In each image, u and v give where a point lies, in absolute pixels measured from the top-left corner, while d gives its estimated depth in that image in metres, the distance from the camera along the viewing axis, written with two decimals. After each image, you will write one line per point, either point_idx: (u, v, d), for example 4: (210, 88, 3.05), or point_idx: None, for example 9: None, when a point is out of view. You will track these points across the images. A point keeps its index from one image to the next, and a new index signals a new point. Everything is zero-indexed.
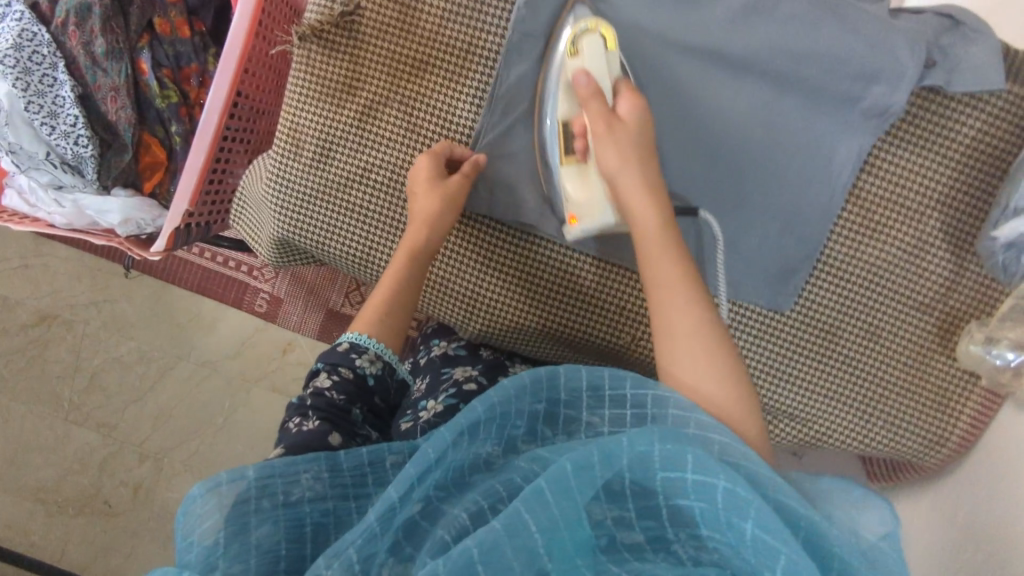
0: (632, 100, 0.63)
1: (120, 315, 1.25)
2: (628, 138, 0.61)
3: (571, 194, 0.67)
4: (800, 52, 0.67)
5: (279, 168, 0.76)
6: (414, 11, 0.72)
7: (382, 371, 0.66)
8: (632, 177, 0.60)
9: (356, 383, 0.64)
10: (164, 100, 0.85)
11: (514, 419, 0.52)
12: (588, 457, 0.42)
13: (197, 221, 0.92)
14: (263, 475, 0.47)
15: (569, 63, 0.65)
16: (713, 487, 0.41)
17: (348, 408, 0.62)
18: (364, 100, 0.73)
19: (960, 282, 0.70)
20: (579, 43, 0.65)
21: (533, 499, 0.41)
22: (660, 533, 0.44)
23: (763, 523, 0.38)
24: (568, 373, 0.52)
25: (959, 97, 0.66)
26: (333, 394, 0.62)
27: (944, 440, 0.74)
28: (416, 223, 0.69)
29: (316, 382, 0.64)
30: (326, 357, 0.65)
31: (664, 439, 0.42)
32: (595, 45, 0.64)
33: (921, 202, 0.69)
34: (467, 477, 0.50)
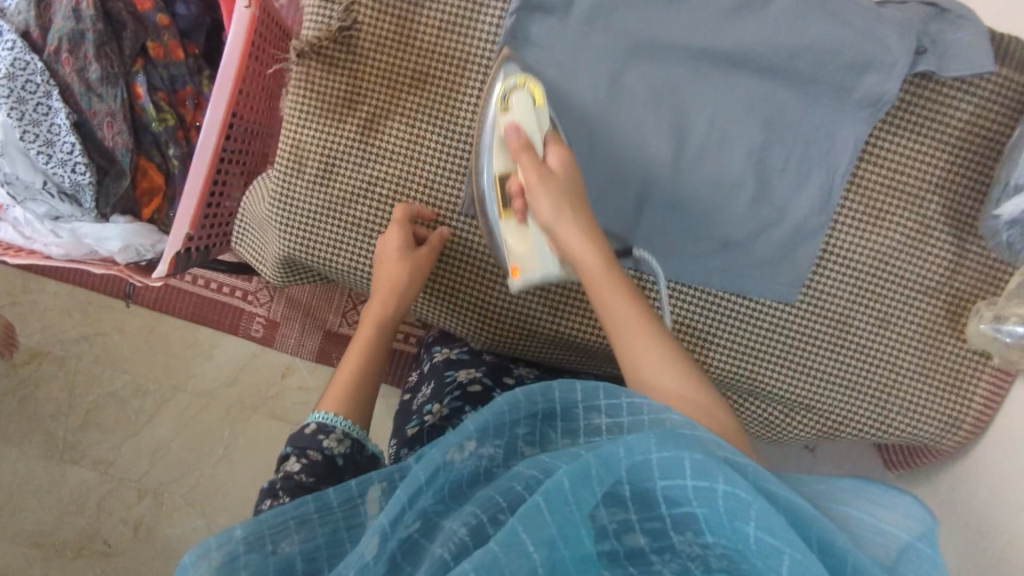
0: (561, 149, 0.64)
1: (113, 348, 1.24)
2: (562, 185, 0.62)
3: (511, 246, 0.68)
4: (793, 46, 0.68)
5: (282, 186, 0.75)
6: (412, 24, 0.72)
7: (351, 450, 0.62)
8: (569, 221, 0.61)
9: (326, 464, 0.59)
10: (161, 123, 0.85)
11: (514, 423, 0.52)
12: (585, 470, 0.43)
13: (196, 245, 0.91)
14: (249, 532, 0.45)
15: (501, 120, 0.67)
16: (713, 490, 0.41)
17: (318, 489, 0.57)
18: (365, 114, 0.73)
19: (964, 264, 0.72)
20: (509, 97, 0.67)
21: (530, 518, 0.41)
22: (665, 539, 0.44)
23: (767, 527, 0.39)
24: (563, 385, 0.52)
25: (949, 81, 0.68)
26: (303, 477, 0.57)
27: (960, 422, 0.75)
28: (383, 294, 0.71)
29: (285, 468, 0.59)
30: (293, 442, 0.61)
31: (660, 446, 0.42)
32: (524, 100, 0.66)
33: (920, 186, 0.70)
34: (465, 488, 0.49)
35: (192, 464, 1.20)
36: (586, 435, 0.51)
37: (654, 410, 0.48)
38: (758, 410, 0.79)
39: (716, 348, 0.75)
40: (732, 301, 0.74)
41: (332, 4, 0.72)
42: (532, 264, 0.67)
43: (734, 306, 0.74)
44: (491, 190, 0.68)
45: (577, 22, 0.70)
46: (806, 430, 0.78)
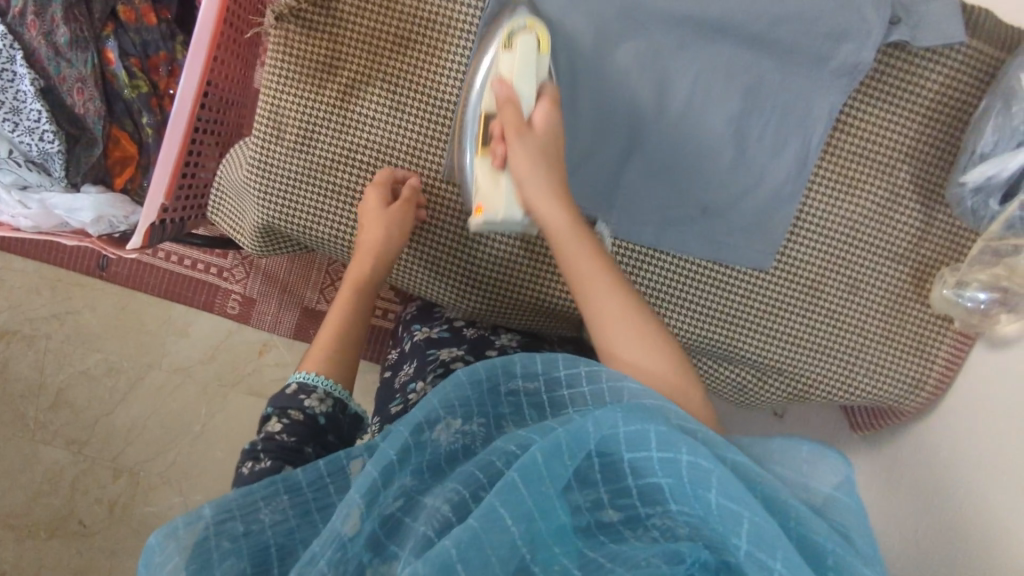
0: (551, 109, 0.66)
1: (84, 326, 1.21)
2: (541, 144, 0.64)
3: (478, 184, 0.67)
4: (773, 14, 0.69)
5: (260, 153, 0.75)
6: None
7: (333, 409, 0.63)
8: (542, 181, 0.63)
9: (308, 424, 0.60)
10: (133, 90, 0.83)
11: (495, 401, 0.54)
12: (558, 445, 0.44)
13: (170, 217, 0.89)
14: (219, 511, 0.45)
15: (502, 57, 0.66)
16: (677, 461, 0.43)
17: (301, 448, 0.58)
18: (346, 79, 0.73)
19: (931, 230, 0.74)
20: (514, 38, 0.66)
21: (507, 495, 0.42)
22: (634, 512, 0.46)
23: (725, 490, 0.41)
24: (523, 358, 0.55)
25: (919, 51, 0.70)
26: (284, 436, 0.58)
27: (924, 381, 0.78)
28: (363, 256, 0.71)
29: (266, 428, 0.60)
30: (275, 402, 0.62)
31: (627, 420, 0.45)
32: (529, 46, 0.65)
33: (890, 155, 0.73)
34: (445, 467, 0.50)
35: (168, 442, 1.19)
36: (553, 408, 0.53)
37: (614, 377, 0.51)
38: (732, 373, 0.82)
39: (693, 313, 0.77)
40: (708, 269, 0.76)
41: None
42: (498, 206, 0.66)
43: (708, 273, 0.76)
44: (475, 127, 0.68)
45: None
46: (778, 393, 0.81)
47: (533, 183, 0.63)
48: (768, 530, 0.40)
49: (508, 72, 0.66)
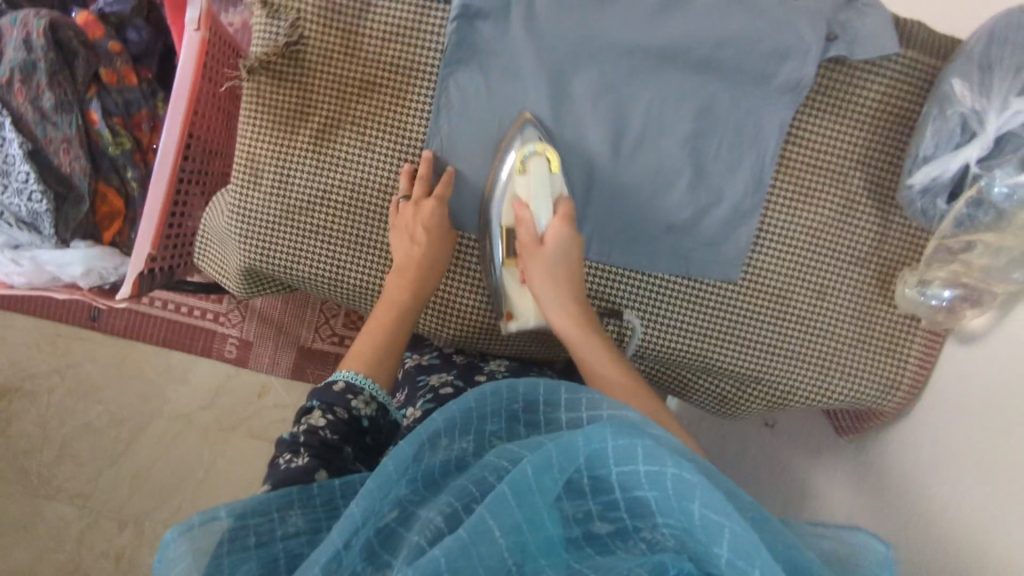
0: (562, 222, 0.72)
1: (85, 380, 1.24)
2: (553, 263, 0.72)
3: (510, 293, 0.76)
4: (716, 38, 0.72)
5: (240, 198, 0.78)
6: (357, 36, 0.75)
7: (376, 413, 0.64)
8: (557, 294, 0.71)
9: (350, 423, 0.61)
10: (117, 147, 0.87)
11: (491, 419, 0.56)
12: (547, 461, 0.45)
13: (159, 266, 0.92)
14: (236, 514, 0.48)
15: (518, 180, 0.73)
16: (663, 474, 0.44)
17: (341, 447, 0.60)
18: (317, 124, 0.76)
19: (890, 233, 0.76)
20: (526, 162, 0.73)
21: (497, 507, 0.43)
22: (622, 524, 0.47)
23: (710, 503, 0.42)
24: (526, 384, 0.57)
25: (858, 63, 0.73)
26: (327, 433, 0.60)
27: (899, 381, 0.80)
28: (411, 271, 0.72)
29: (309, 420, 0.61)
30: (320, 396, 0.63)
31: (616, 435, 0.46)
32: (542, 170, 0.73)
33: (843, 163, 0.75)
34: (438, 479, 0.52)
35: (172, 490, 1.20)
36: (545, 426, 0.56)
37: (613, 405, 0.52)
38: (711, 385, 0.83)
39: (666, 327, 0.79)
40: (678, 284, 0.78)
41: (277, 20, 0.75)
42: (526, 313, 0.75)
43: (677, 287, 0.79)
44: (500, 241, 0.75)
45: (514, 27, 0.74)
46: (757, 401, 0.82)
47: (548, 299, 0.71)
48: (751, 541, 0.41)
49: (525, 195, 0.73)
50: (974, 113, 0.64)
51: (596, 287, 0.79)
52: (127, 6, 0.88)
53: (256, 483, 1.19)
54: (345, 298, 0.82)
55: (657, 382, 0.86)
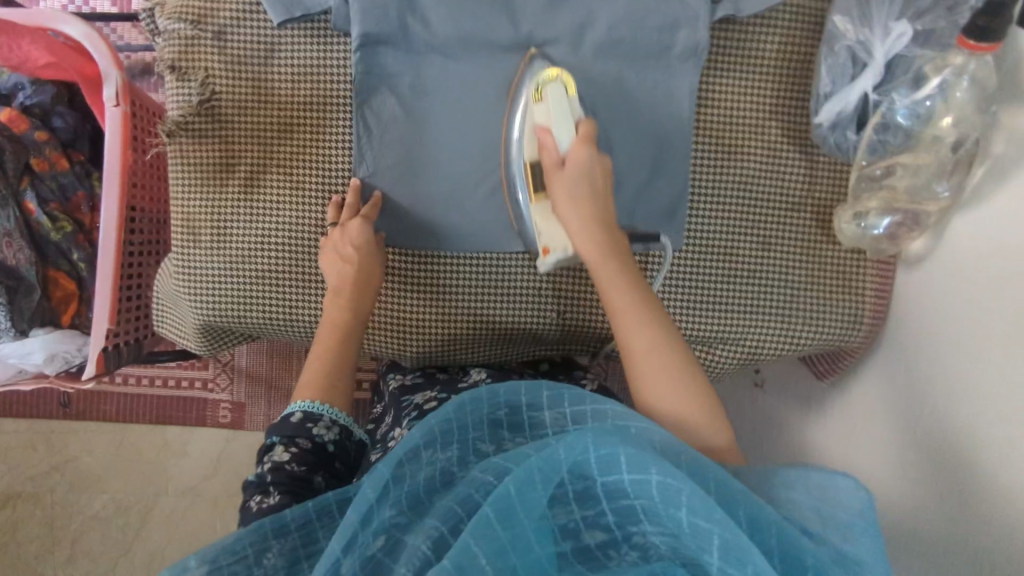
0: (583, 145, 0.67)
1: (85, 471, 1.23)
2: (577, 178, 0.67)
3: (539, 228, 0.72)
4: (610, 21, 0.75)
5: (183, 259, 0.79)
6: (267, 82, 0.77)
7: (340, 436, 0.64)
8: (578, 211, 0.67)
9: (315, 452, 0.62)
10: (59, 231, 0.88)
11: (473, 431, 0.56)
12: (530, 474, 0.45)
13: (122, 340, 0.92)
14: (205, 561, 0.46)
15: (535, 110, 0.70)
16: (648, 482, 0.44)
17: (310, 477, 0.60)
18: (244, 172, 0.77)
19: (817, 174, 0.78)
20: (542, 88, 0.70)
21: (480, 531, 0.42)
22: (613, 534, 0.47)
23: (696, 508, 0.42)
24: (507, 387, 0.57)
25: (749, 19, 0.75)
26: (293, 466, 0.60)
27: (861, 317, 0.80)
28: (360, 292, 0.73)
29: (272, 457, 0.61)
30: (279, 431, 0.63)
31: (599, 443, 0.46)
32: (558, 93, 0.69)
33: (758, 115, 0.77)
34: (424, 498, 0.51)
35: None
36: (531, 429, 0.55)
37: (596, 399, 0.53)
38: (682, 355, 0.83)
39: None
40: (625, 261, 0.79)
41: (188, 82, 0.76)
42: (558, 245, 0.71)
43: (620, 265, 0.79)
44: (524, 178, 0.72)
45: (416, 46, 0.76)
46: (729, 362, 0.82)
47: (569, 216, 0.67)
48: (740, 544, 0.41)
49: (544, 120, 0.69)
50: (860, 45, 0.66)
51: (545, 281, 0.81)
52: (46, 97, 0.90)
53: None
54: (304, 337, 0.82)
55: None
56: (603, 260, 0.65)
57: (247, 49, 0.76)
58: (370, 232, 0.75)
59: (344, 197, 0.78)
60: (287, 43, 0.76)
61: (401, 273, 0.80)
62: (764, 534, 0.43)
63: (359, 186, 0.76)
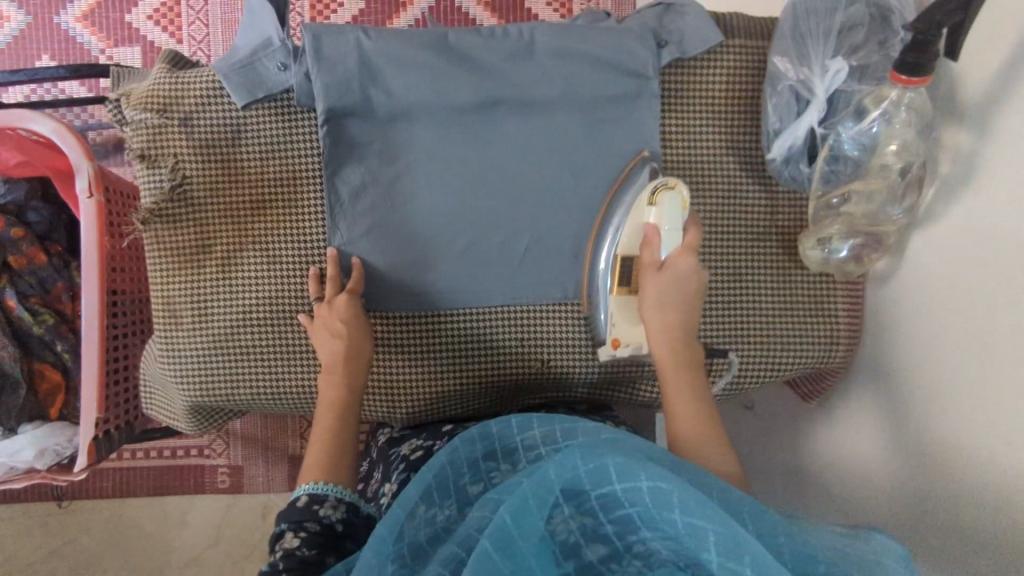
0: (686, 255, 0.70)
1: (86, 553, 1.22)
2: (673, 282, 0.68)
3: (615, 319, 0.74)
4: (564, 74, 0.77)
5: (167, 343, 0.80)
6: (236, 163, 0.78)
7: (348, 514, 0.65)
8: (663, 315, 0.68)
9: (325, 533, 0.62)
10: (40, 324, 0.90)
11: (461, 475, 0.56)
12: (523, 500, 0.45)
13: (113, 425, 0.92)
14: None
15: (647, 210, 0.72)
16: (639, 488, 0.44)
17: (323, 560, 0.60)
18: (220, 253, 0.79)
19: (778, 202, 0.80)
20: (658, 193, 0.72)
21: (482, 566, 0.41)
22: (614, 544, 0.46)
23: (689, 509, 0.41)
24: (498, 424, 0.57)
25: (695, 61, 0.78)
26: (304, 551, 0.60)
27: (838, 335, 0.81)
28: (342, 359, 0.73)
29: (283, 545, 0.61)
30: (287, 517, 0.63)
31: (586, 459, 0.46)
32: (674, 203, 0.71)
33: (715, 153, 0.79)
34: (427, 546, 0.51)
35: None
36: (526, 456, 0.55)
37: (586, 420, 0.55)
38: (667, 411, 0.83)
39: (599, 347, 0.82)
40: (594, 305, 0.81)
41: (158, 169, 0.78)
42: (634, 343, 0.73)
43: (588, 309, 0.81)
44: (611, 266, 0.75)
45: (379, 116, 0.78)
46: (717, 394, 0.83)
47: (654, 317, 0.68)
48: (736, 540, 0.40)
49: (655, 222, 0.71)
50: (801, 83, 0.68)
51: (527, 329, 0.81)
52: (20, 193, 0.91)
53: None
54: (292, 407, 0.83)
55: (612, 395, 0.87)
56: (673, 370, 0.66)
57: (214, 133, 0.78)
58: (357, 303, 0.76)
59: (322, 268, 0.79)
60: (253, 124, 0.78)
61: (383, 340, 0.81)
62: (774, 535, 0.43)
63: (336, 256, 0.77)
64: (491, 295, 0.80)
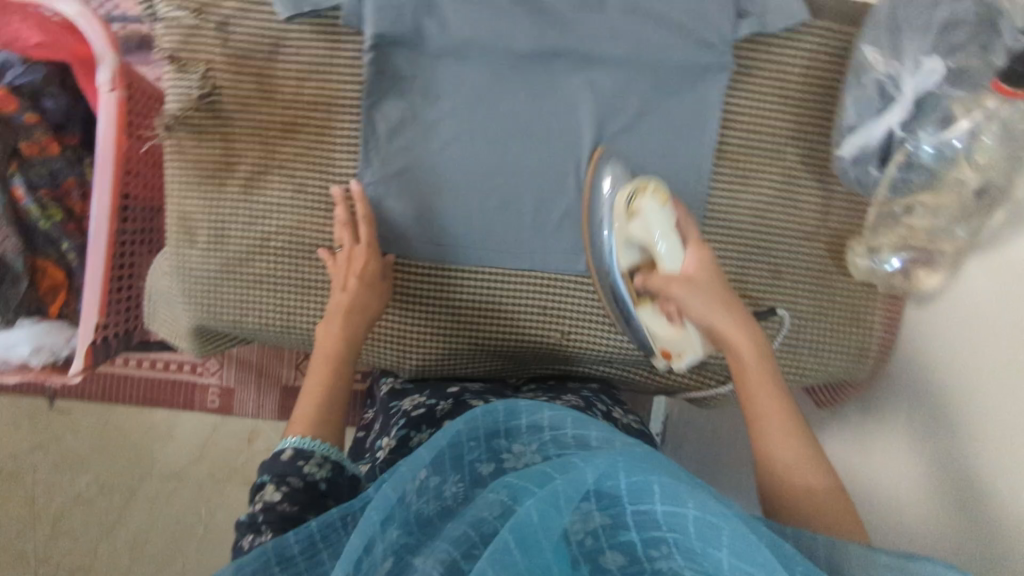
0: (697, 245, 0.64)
1: (68, 451, 1.21)
2: (703, 285, 0.61)
3: (658, 335, 0.66)
4: (633, 33, 0.72)
5: (179, 258, 0.76)
6: (271, 79, 0.74)
7: (333, 473, 0.62)
8: (698, 297, 0.60)
9: (308, 491, 0.59)
10: (48, 219, 0.86)
11: (472, 449, 0.53)
12: (554, 498, 0.43)
13: (112, 333, 0.91)
14: None
15: (634, 225, 0.65)
16: (684, 515, 0.41)
17: (303, 517, 0.57)
18: (245, 173, 0.75)
19: (832, 203, 0.77)
20: (633, 202, 0.66)
21: (498, 557, 0.39)
22: (640, 564, 0.44)
23: (736, 551, 0.39)
24: (524, 403, 0.55)
25: (775, 38, 0.73)
26: (285, 506, 0.57)
27: (867, 348, 0.79)
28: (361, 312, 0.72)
29: (263, 498, 0.59)
30: (270, 469, 0.61)
31: (630, 471, 0.43)
32: (653, 205, 0.64)
33: (778, 141, 0.75)
34: (434, 521, 0.49)
35: (173, 550, 1.19)
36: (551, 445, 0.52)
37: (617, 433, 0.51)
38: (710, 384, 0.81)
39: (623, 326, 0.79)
40: None
41: (189, 74, 0.73)
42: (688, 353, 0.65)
43: None
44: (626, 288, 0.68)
45: (429, 49, 0.73)
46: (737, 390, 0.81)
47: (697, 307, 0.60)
48: None
49: (649, 234, 0.64)
50: (890, 79, 0.64)
51: (551, 298, 0.78)
52: (37, 78, 0.86)
53: None
54: (300, 342, 0.80)
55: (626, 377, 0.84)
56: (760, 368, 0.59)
57: (252, 43, 0.73)
58: (377, 263, 0.73)
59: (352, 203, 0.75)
60: (294, 40, 0.73)
61: (404, 291, 0.78)
62: None
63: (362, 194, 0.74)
64: (519, 256, 0.77)
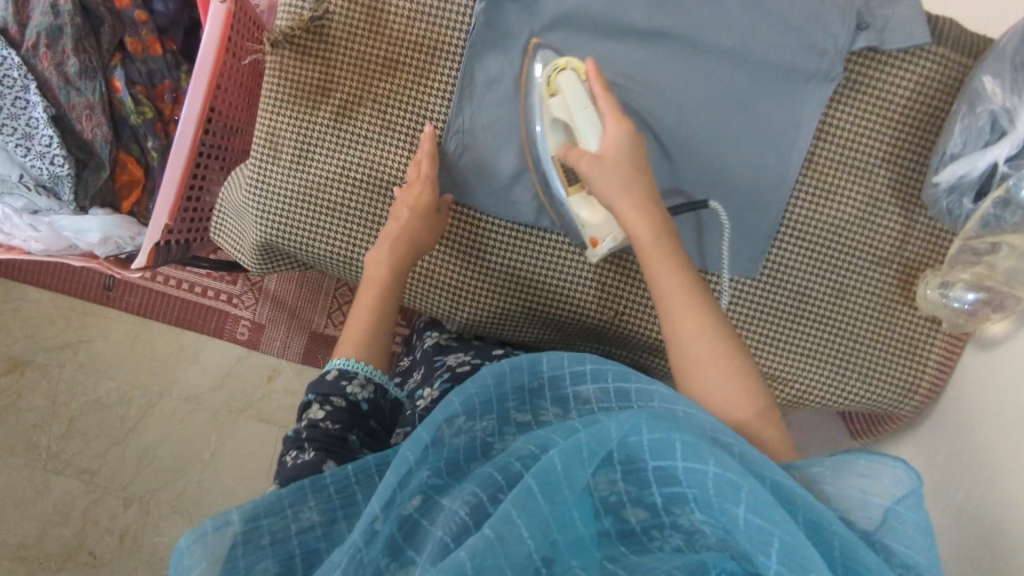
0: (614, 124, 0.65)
1: (96, 355, 1.24)
2: (610, 172, 0.63)
3: (586, 220, 0.70)
4: (746, 29, 0.72)
5: (258, 171, 0.78)
6: (381, 13, 0.75)
7: (374, 395, 0.66)
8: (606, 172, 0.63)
9: (350, 410, 0.63)
10: (139, 115, 0.88)
11: (502, 396, 0.52)
12: (578, 450, 0.43)
13: (174, 239, 0.93)
14: (247, 514, 0.45)
15: (552, 104, 0.68)
16: (704, 472, 0.41)
17: (345, 435, 0.62)
18: (338, 100, 0.76)
19: (912, 233, 0.75)
20: (554, 80, 0.68)
21: (523, 501, 0.41)
22: (659, 517, 0.44)
23: (755, 507, 0.39)
24: (549, 355, 0.52)
25: (888, 58, 0.72)
26: (328, 424, 0.62)
27: (916, 386, 0.78)
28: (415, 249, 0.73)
29: (309, 415, 0.63)
30: (315, 389, 0.65)
31: (652, 428, 0.42)
32: (570, 82, 0.67)
33: (869, 161, 0.74)
34: (463, 464, 0.49)
35: (177, 471, 1.21)
36: (577, 406, 0.51)
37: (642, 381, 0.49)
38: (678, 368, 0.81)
39: None
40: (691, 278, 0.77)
41: None
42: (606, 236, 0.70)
43: None
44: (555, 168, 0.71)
45: (541, 12, 0.73)
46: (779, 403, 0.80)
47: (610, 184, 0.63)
48: (799, 548, 0.37)
49: (566, 111, 0.67)
50: (1005, 110, 0.64)
51: (610, 274, 0.78)
52: None
53: (263, 467, 1.20)
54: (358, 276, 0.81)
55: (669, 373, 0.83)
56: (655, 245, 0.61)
57: None
58: (432, 195, 0.72)
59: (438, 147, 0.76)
60: None
61: (469, 243, 0.79)
62: (827, 542, 0.40)
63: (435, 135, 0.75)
64: None
